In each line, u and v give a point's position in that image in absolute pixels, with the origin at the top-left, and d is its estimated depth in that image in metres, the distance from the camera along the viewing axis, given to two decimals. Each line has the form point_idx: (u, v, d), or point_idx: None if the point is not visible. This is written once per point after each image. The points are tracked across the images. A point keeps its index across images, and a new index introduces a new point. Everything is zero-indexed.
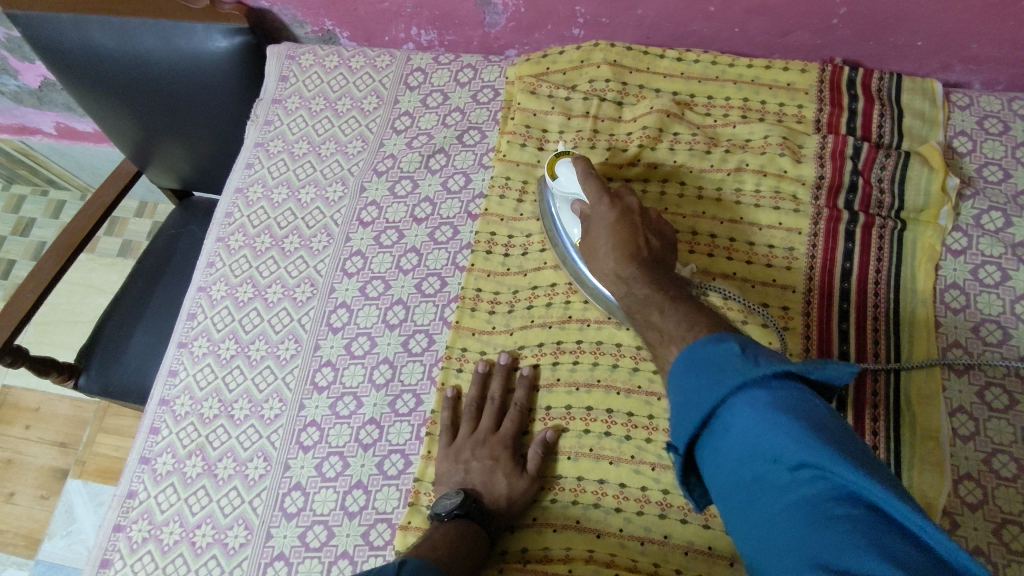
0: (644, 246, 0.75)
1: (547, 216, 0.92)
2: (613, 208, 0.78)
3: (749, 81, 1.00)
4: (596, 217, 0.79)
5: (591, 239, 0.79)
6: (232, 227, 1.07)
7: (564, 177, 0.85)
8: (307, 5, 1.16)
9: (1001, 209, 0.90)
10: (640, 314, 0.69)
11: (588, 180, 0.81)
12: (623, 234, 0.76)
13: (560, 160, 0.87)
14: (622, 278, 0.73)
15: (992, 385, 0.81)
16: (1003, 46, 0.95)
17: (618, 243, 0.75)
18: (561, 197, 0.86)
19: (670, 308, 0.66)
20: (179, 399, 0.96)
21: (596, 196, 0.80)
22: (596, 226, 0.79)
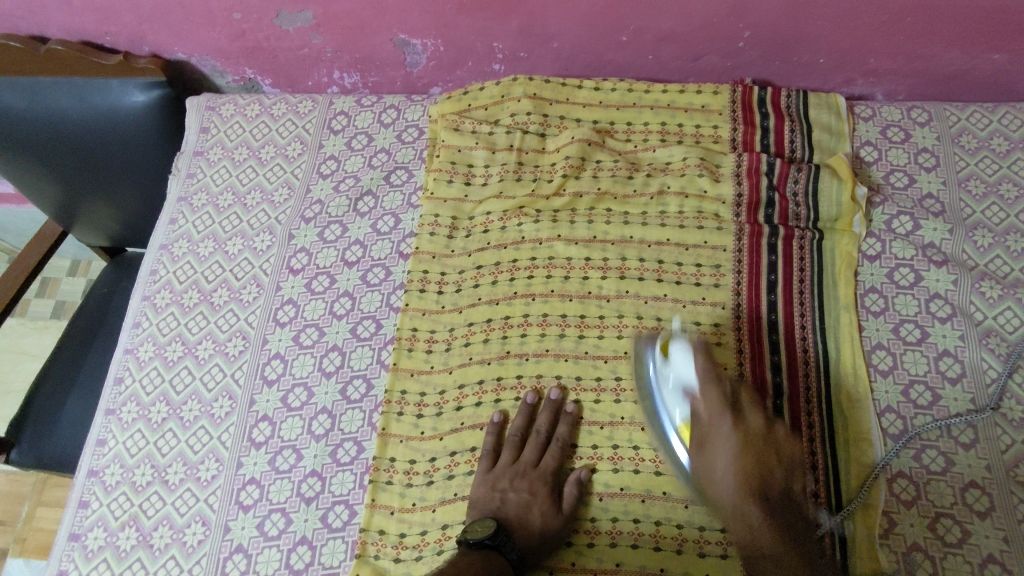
0: (764, 468, 0.75)
1: (636, 380, 0.85)
2: (741, 426, 0.77)
3: (665, 106, 1.03)
4: (718, 435, 0.77)
5: (709, 454, 0.76)
6: (158, 285, 1.04)
7: (680, 364, 0.80)
8: (226, 55, 1.16)
9: (909, 213, 0.94)
10: (766, 561, 0.71)
11: (710, 385, 0.78)
12: (746, 464, 0.75)
13: (678, 343, 0.82)
14: (736, 507, 0.74)
15: (915, 383, 0.84)
16: (897, 59, 1.00)
17: (741, 472, 0.75)
18: (670, 382, 0.81)
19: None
20: (109, 469, 0.92)
21: (720, 410, 0.78)
22: (715, 436, 0.77)
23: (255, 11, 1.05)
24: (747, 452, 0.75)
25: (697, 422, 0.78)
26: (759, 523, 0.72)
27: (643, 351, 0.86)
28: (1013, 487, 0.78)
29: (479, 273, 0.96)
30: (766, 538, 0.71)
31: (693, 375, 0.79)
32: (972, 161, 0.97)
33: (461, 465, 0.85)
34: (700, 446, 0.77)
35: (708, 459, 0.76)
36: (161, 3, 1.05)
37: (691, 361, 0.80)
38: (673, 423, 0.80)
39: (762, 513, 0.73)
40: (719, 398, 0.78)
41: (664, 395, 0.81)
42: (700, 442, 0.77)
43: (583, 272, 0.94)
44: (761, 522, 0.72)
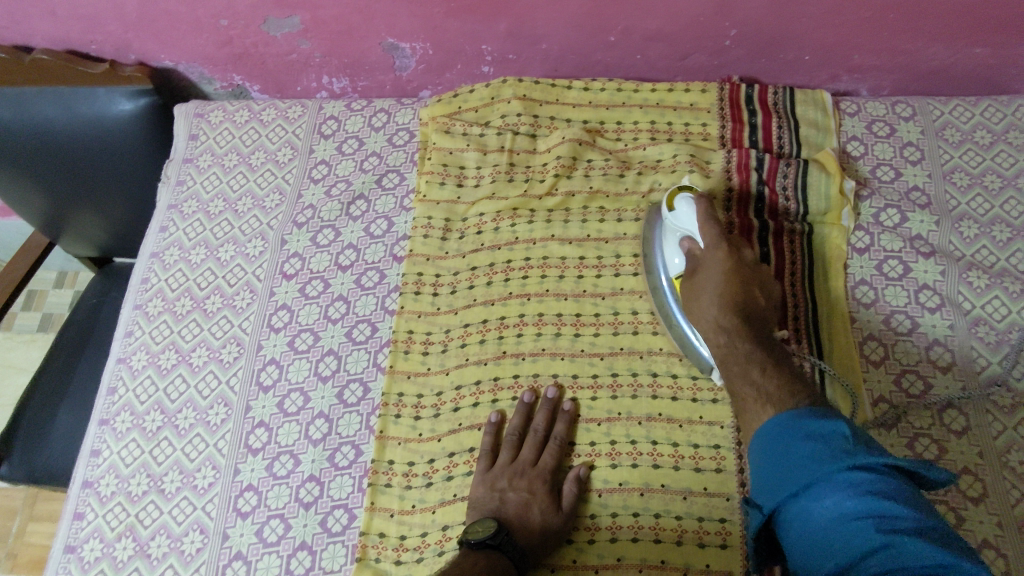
0: (747, 296, 0.79)
1: (648, 235, 0.93)
2: (730, 260, 0.80)
3: (654, 105, 1.04)
4: (708, 267, 0.81)
5: (697, 286, 0.81)
6: (149, 293, 1.03)
7: (682, 213, 0.86)
8: (213, 62, 1.15)
9: (896, 206, 0.96)
10: (736, 366, 0.76)
11: (707, 225, 0.83)
12: (732, 289, 0.79)
13: (682, 195, 0.87)
14: (714, 323, 0.79)
15: (907, 372, 0.85)
16: (881, 55, 1.02)
17: (726, 296, 0.79)
18: (672, 231, 0.88)
19: (756, 373, 0.74)
20: (104, 480, 0.91)
21: (712, 245, 0.82)
22: (705, 269, 0.82)
23: (242, 17, 1.05)
24: (731, 278, 0.79)
25: (689, 264, 0.84)
26: (734, 338, 0.77)
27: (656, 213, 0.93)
28: (1004, 472, 0.79)
29: (473, 273, 0.96)
30: (739, 351, 0.76)
31: (691, 222, 0.85)
32: (957, 154, 0.99)
33: (460, 466, 0.85)
34: (689, 283, 0.83)
35: (694, 292, 0.82)
36: (146, 11, 1.05)
37: (692, 208, 0.85)
38: (673, 270, 0.86)
39: (742, 330, 0.77)
40: (713, 233, 0.82)
41: (667, 245, 0.88)
42: (689, 279, 0.83)
43: (577, 271, 0.94)
44: (740, 338, 0.77)
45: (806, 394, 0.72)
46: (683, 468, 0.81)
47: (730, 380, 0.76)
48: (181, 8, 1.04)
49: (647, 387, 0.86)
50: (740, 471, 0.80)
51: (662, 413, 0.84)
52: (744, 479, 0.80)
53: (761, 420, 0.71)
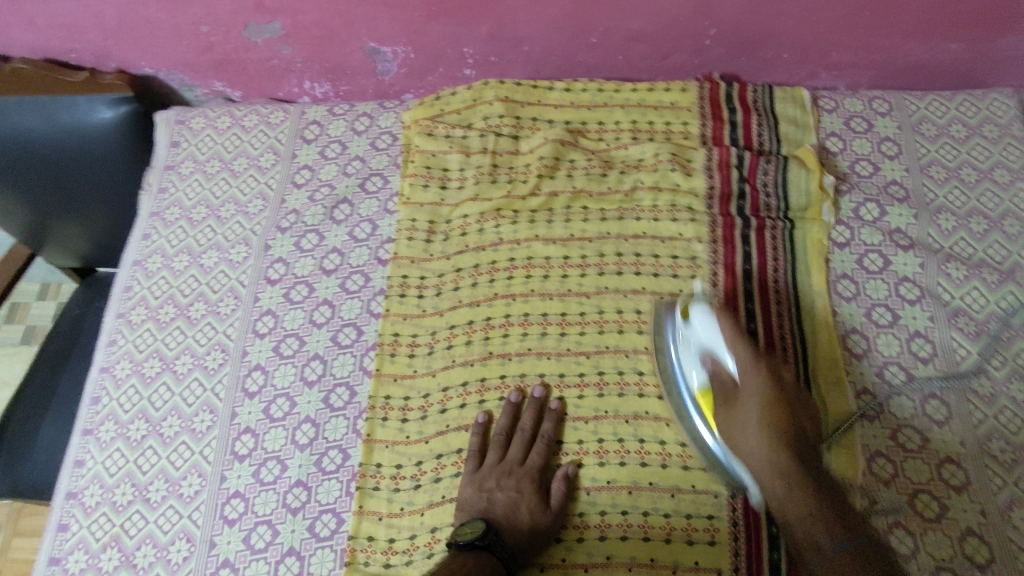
0: (793, 424, 0.76)
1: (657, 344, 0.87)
2: (768, 383, 0.77)
3: (635, 104, 1.05)
4: (745, 395, 0.78)
5: (737, 416, 0.77)
6: (132, 301, 1.02)
7: (699, 328, 0.81)
8: (194, 69, 1.15)
9: (875, 200, 0.97)
10: (790, 501, 0.71)
11: (735, 345, 0.78)
12: (775, 413, 0.75)
13: (695, 305, 0.82)
14: (764, 458, 0.74)
15: (889, 364, 0.86)
16: (858, 52, 1.03)
17: (770, 422, 0.75)
18: (689, 347, 0.82)
19: (813, 511, 0.70)
20: (88, 490, 0.90)
21: (747, 365, 0.78)
22: (743, 397, 0.78)
23: (222, 23, 1.05)
24: (773, 408, 0.76)
25: (719, 385, 0.80)
26: (788, 476, 0.72)
27: (662, 316, 0.88)
28: (986, 460, 0.80)
29: (458, 275, 0.96)
30: (797, 496, 0.71)
31: (713, 338, 0.79)
32: (933, 148, 1.00)
33: (448, 467, 0.85)
34: (725, 408, 0.78)
35: (733, 420, 0.77)
36: (126, 18, 1.05)
37: (711, 322, 0.80)
38: (697, 384, 0.81)
39: (793, 461, 0.73)
40: (744, 356, 0.78)
41: (684, 358, 0.83)
42: (724, 403, 0.78)
43: (562, 271, 0.94)
44: (790, 467, 0.73)
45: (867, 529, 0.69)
46: (670, 466, 0.82)
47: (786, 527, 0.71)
48: (160, 15, 1.04)
49: (633, 384, 0.86)
50: None
51: (649, 411, 0.85)
52: None
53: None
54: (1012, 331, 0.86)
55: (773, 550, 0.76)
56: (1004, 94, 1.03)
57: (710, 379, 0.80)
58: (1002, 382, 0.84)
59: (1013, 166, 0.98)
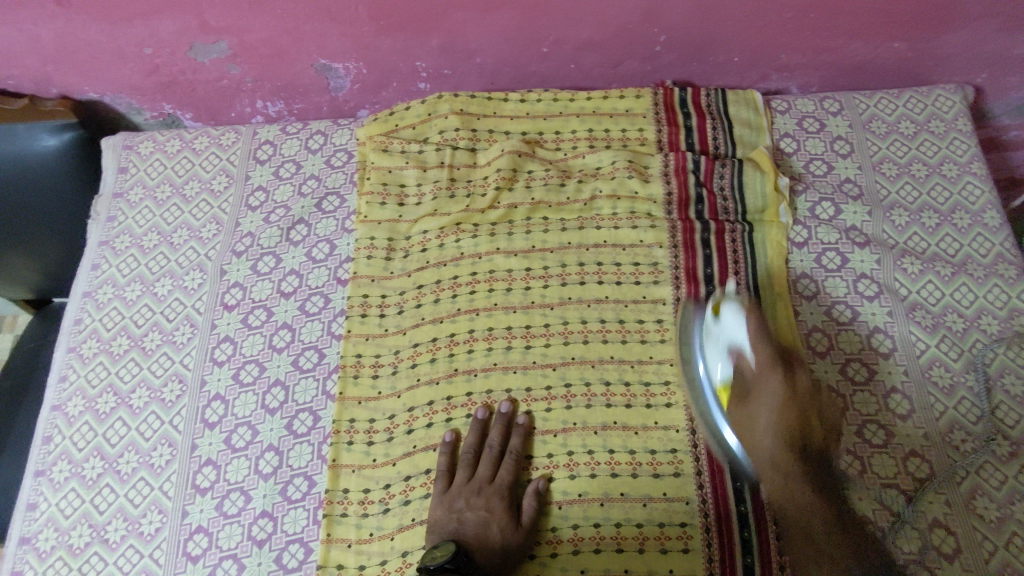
0: (804, 427, 0.77)
1: (682, 332, 0.87)
2: (785, 384, 0.79)
3: (590, 113, 1.05)
4: (764, 395, 0.79)
5: (750, 411, 0.79)
6: (84, 334, 0.99)
7: (728, 323, 0.82)
8: (141, 92, 1.12)
9: (830, 199, 0.98)
10: (794, 506, 0.75)
11: (759, 346, 0.80)
12: (792, 416, 0.77)
13: (728, 305, 0.84)
14: (771, 454, 0.77)
15: (852, 361, 0.87)
16: (807, 53, 1.05)
17: (786, 424, 0.77)
18: (715, 340, 0.83)
19: (818, 511, 0.74)
20: (42, 534, 0.86)
21: (768, 367, 0.79)
22: (760, 394, 0.79)
23: (166, 45, 1.03)
24: (788, 409, 0.77)
25: (739, 380, 0.80)
26: (790, 472, 0.76)
27: (690, 316, 0.88)
28: (950, 452, 0.81)
29: (420, 292, 0.95)
30: (800, 489, 0.75)
31: (741, 333, 0.81)
32: (884, 145, 1.02)
33: (417, 489, 0.83)
34: (741, 402, 0.79)
35: (747, 416, 0.78)
36: (65, 42, 1.02)
37: (743, 322, 0.81)
38: (717, 378, 0.81)
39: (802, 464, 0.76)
40: (768, 359, 0.80)
41: (708, 350, 0.83)
42: (742, 397, 0.79)
43: (524, 283, 0.94)
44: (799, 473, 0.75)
45: (859, 532, 0.73)
46: (640, 475, 0.81)
47: (783, 513, 0.76)
48: (101, 38, 1.01)
49: (600, 395, 0.86)
50: (697, 472, 0.81)
51: (617, 421, 0.84)
52: (701, 481, 0.80)
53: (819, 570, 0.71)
54: (966, 323, 0.88)
55: (746, 555, 0.76)
56: (949, 90, 1.05)
57: (732, 373, 0.81)
58: (960, 374, 0.85)
59: (961, 160, 1.00)
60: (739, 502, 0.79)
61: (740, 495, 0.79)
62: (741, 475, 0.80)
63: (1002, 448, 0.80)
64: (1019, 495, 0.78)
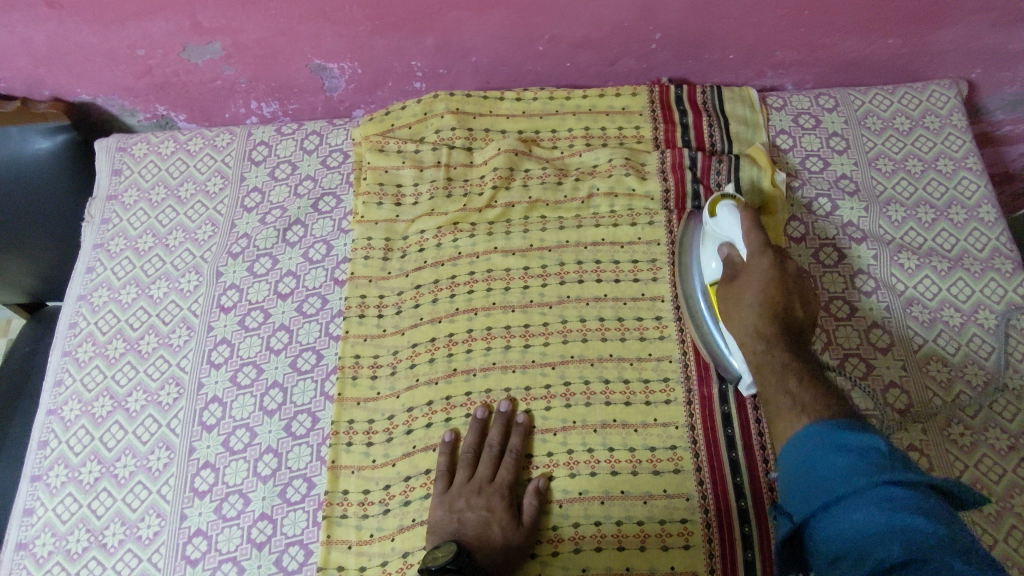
0: (787, 303, 0.76)
1: (685, 243, 0.92)
2: (772, 261, 0.77)
3: (587, 111, 1.05)
4: (750, 274, 0.78)
5: (736, 292, 0.79)
6: (79, 338, 0.98)
7: (722, 219, 0.84)
8: (134, 93, 1.12)
9: (827, 195, 0.99)
10: (769, 374, 0.72)
11: (748, 231, 0.80)
12: (773, 290, 0.76)
13: (722, 200, 0.86)
14: (752, 326, 0.76)
15: (850, 356, 0.87)
16: (802, 50, 1.05)
17: (767, 298, 0.76)
18: (710, 238, 0.86)
19: (790, 381, 0.69)
20: (39, 540, 0.86)
21: (755, 250, 0.79)
22: (746, 274, 0.79)
23: (159, 46, 1.02)
24: (772, 285, 0.76)
25: (727, 267, 0.81)
26: (772, 343, 0.74)
27: (694, 232, 0.92)
28: (948, 446, 0.81)
29: (418, 292, 0.94)
30: (778, 355, 0.72)
31: (730, 226, 0.83)
32: (879, 141, 1.02)
33: (417, 490, 0.83)
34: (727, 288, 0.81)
35: (732, 297, 0.79)
36: (57, 45, 1.01)
37: (732, 214, 0.83)
38: (710, 275, 0.85)
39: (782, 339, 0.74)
40: (755, 238, 0.79)
41: (704, 250, 0.87)
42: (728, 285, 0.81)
43: (522, 281, 0.94)
44: (776, 343, 0.73)
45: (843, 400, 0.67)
46: (641, 472, 0.81)
47: (761, 385, 0.72)
48: (93, 40, 1.00)
49: (600, 393, 0.86)
50: (697, 469, 0.81)
51: (617, 419, 0.84)
52: (702, 478, 0.80)
53: (793, 426, 0.66)
54: (964, 317, 0.88)
55: (746, 550, 0.77)
56: (943, 86, 1.05)
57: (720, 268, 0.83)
58: (958, 368, 0.85)
59: (956, 155, 1.00)
60: (739, 498, 0.79)
61: (741, 491, 0.79)
62: (740, 471, 0.80)
63: (1001, 442, 0.81)
64: (1018, 488, 0.78)
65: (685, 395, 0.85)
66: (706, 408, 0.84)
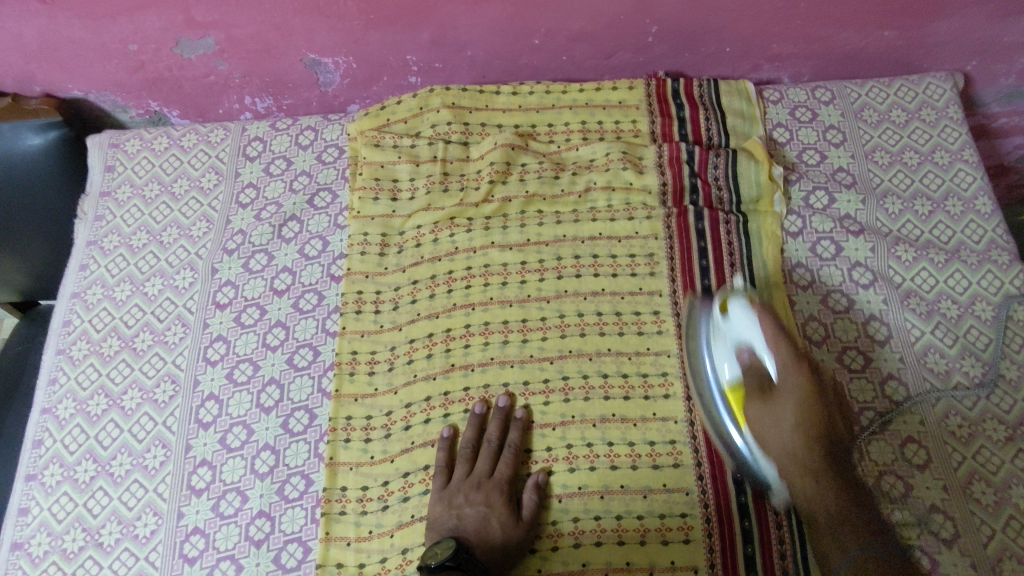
0: (827, 418, 0.76)
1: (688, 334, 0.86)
2: (808, 378, 0.76)
3: (583, 105, 1.04)
4: (784, 390, 0.77)
5: (772, 411, 0.77)
6: (73, 336, 0.97)
7: (739, 321, 0.81)
8: (126, 89, 1.10)
9: (824, 188, 0.98)
10: (820, 507, 0.73)
11: (777, 343, 0.78)
12: (815, 412, 0.75)
13: (736, 301, 0.82)
14: (795, 453, 0.75)
15: (848, 349, 0.87)
16: (798, 43, 1.05)
17: (808, 419, 0.75)
18: (724, 338, 0.82)
19: (845, 519, 0.71)
20: (34, 539, 0.85)
21: (787, 364, 0.77)
22: (782, 394, 0.77)
23: (152, 41, 1.01)
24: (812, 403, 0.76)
25: (754, 377, 0.79)
26: (819, 475, 0.74)
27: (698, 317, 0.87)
28: (945, 438, 0.81)
29: (415, 288, 0.94)
30: (827, 494, 0.73)
31: (753, 332, 0.79)
32: (876, 133, 1.02)
33: (416, 485, 0.82)
34: (759, 406, 0.78)
35: (763, 412, 0.77)
36: (48, 40, 1.00)
37: (755, 320, 0.80)
38: (728, 378, 0.80)
39: (827, 465, 0.74)
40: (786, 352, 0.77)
41: (716, 350, 0.82)
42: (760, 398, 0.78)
43: (520, 276, 0.93)
44: (823, 466, 0.74)
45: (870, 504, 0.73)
46: (640, 467, 0.81)
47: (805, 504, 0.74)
48: (84, 35, 0.99)
49: (598, 388, 0.86)
50: (697, 463, 0.81)
51: (616, 414, 0.84)
52: (702, 472, 0.80)
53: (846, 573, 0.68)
54: (961, 309, 0.89)
55: (747, 545, 0.77)
56: (939, 78, 1.05)
57: (743, 374, 0.79)
58: (955, 360, 0.86)
59: (952, 147, 1.00)
60: (740, 493, 0.79)
61: (740, 485, 0.79)
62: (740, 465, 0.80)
63: (998, 432, 0.81)
64: (1016, 478, 0.78)
65: (683, 392, 0.84)
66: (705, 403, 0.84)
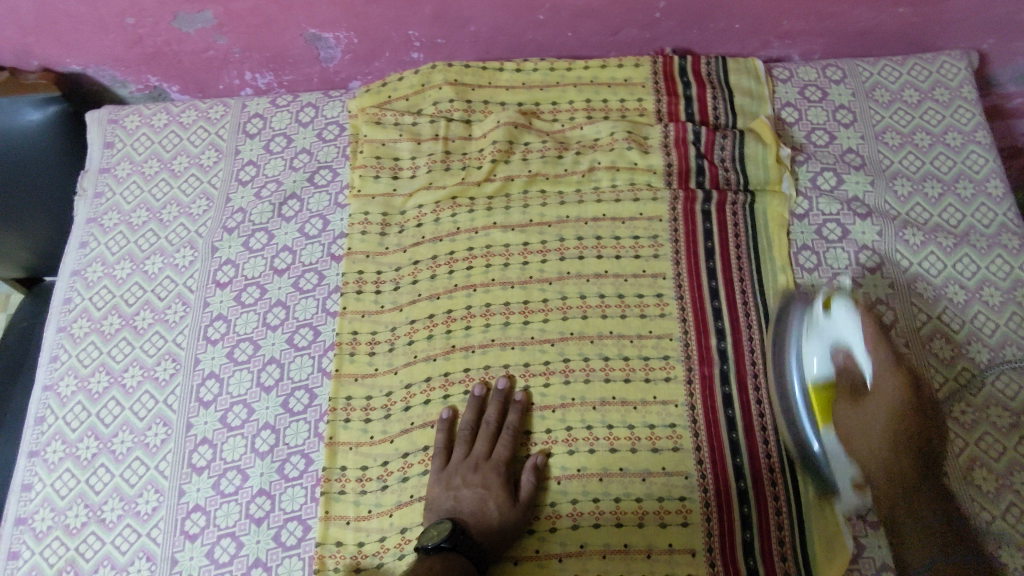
0: (917, 425, 0.74)
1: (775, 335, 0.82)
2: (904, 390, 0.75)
3: (588, 82, 1.02)
4: (878, 393, 0.75)
5: (861, 413, 0.75)
6: (73, 314, 0.97)
7: (841, 320, 0.77)
8: (125, 63, 1.09)
9: (832, 169, 0.96)
10: (895, 499, 0.72)
11: (876, 344, 0.76)
12: (904, 421, 0.74)
13: (840, 299, 0.78)
14: (883, 459, 0.73)
15: (920, 279, 0.88)
16: (810, 19, 1.02)
17: (898, 426, 0.73)
18: (820, 337, 0.78)
19: (928, 533, 0.70)
20: (38, 515, 0.86)
21: (884, 371, 0.75)
22: (875, 400, 0.75)
23: (150, 14, 0.99)
24: (903, 413, 0.74)
25: (848, 380, 0.76)
26: (904, 474, 0.73)
27: (783, 313, 0.83)
28: (948, 422, 0.80)
29: (416, 268, 0.93)
30: (917, 501, 0.72)
31: (854, 333, 0.76)
32: (887, 114, 1.00)
33: (415, 466, 0.82)
34: (851, 406, 0.75)
35: (856, 415, 0.75)
36: (45, 13, 0.98)
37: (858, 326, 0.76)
38: (815, 375, 0.77)
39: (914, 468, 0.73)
40: (884, 358, 0.75)
41: (807, 344, 0.78)
42: (852, 395, 0.75)
43: (522, 257, 0.92)
44: (909, 474, 0.72)
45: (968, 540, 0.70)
46: (640, 450, 0.81)
47: (893, 526, 0.72)
48: (81, 7, 0.98)
49: (599, 370, 0.85)
50: (696, 447, 0.80)
51: (616, 396, 0.83)
52: (702, 456, 0.80)
53: None
54: (968, 294, 0.87)
55: (745, 530, 0.77)
56: (954, 57, 1.02)
57: (834, 373, 0.76)
58: (961, 345, 0.84)
59: (965, 128, 0.98)
60: (739, 479, 0.79)
61: (740, 471, 0.79)
62: (740, 451, 0.80)
63: (1002, 419, 0.80)
64: (1018, 465, 0.78)
65: (684, 374, 0.84)
66: (706, 386, 0.83)
